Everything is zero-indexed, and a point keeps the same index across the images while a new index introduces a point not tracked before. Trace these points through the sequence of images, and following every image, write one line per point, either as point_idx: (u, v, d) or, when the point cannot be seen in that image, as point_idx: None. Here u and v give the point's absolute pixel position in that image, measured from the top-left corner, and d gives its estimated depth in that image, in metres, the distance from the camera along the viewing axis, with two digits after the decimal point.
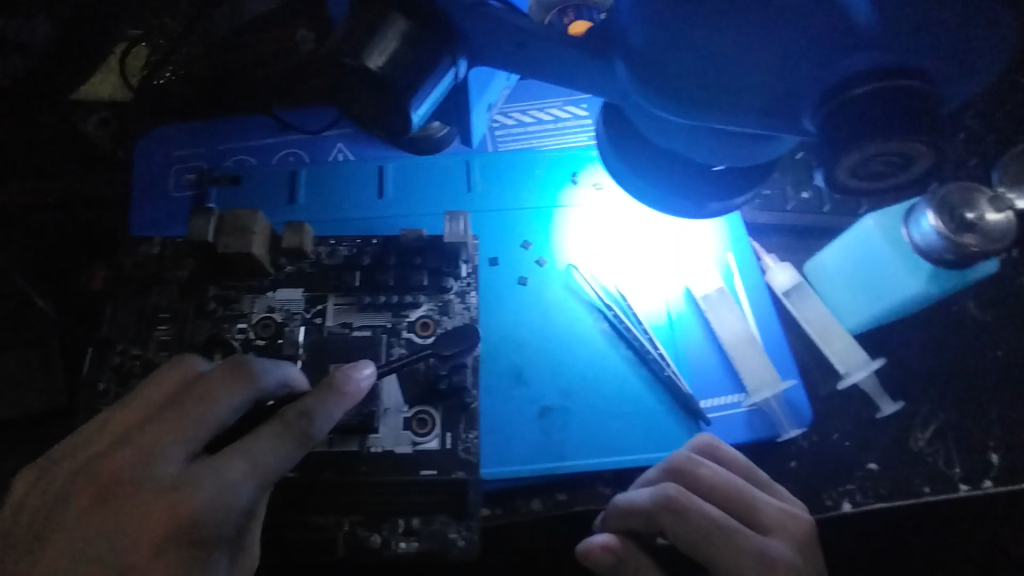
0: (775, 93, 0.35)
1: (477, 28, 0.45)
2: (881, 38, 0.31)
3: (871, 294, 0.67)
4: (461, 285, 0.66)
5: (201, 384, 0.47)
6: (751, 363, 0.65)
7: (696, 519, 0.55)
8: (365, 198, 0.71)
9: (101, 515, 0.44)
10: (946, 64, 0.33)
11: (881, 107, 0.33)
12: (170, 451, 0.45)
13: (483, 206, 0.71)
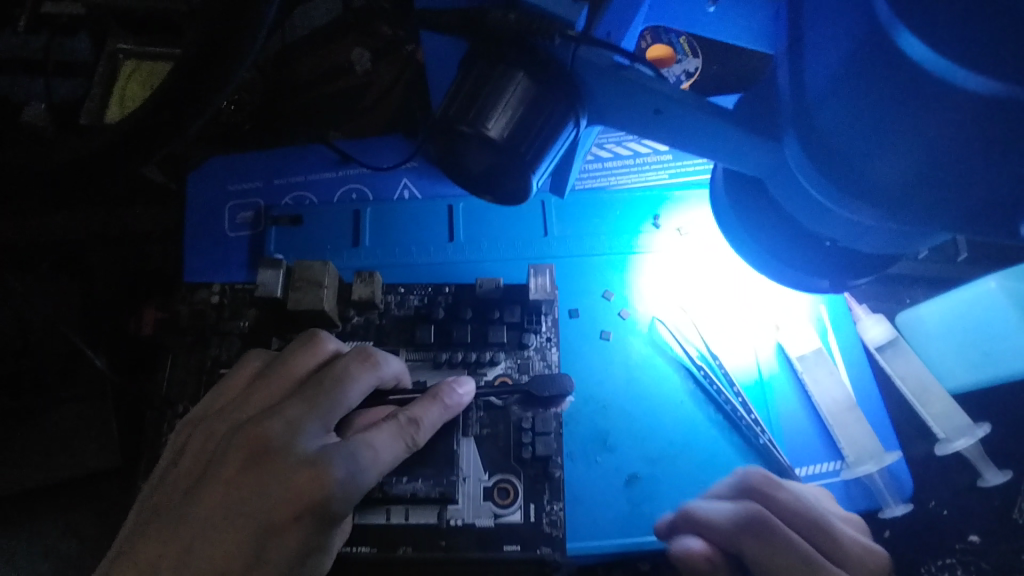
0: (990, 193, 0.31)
1: (607, 88, 0.41)
2: None
3: (981, 356, 0.64)
4: (541, 340, 0.62)
5: (337, 363, 0.44)
6: (851, 431, 0.61)
7: (785, 552, 0.52)
8: (434, 241, 0.67)
9: (247, 478, 0.39)
10: None
11: None
12: (310, 427, 0.41)
13: (561, 252, 0.67)
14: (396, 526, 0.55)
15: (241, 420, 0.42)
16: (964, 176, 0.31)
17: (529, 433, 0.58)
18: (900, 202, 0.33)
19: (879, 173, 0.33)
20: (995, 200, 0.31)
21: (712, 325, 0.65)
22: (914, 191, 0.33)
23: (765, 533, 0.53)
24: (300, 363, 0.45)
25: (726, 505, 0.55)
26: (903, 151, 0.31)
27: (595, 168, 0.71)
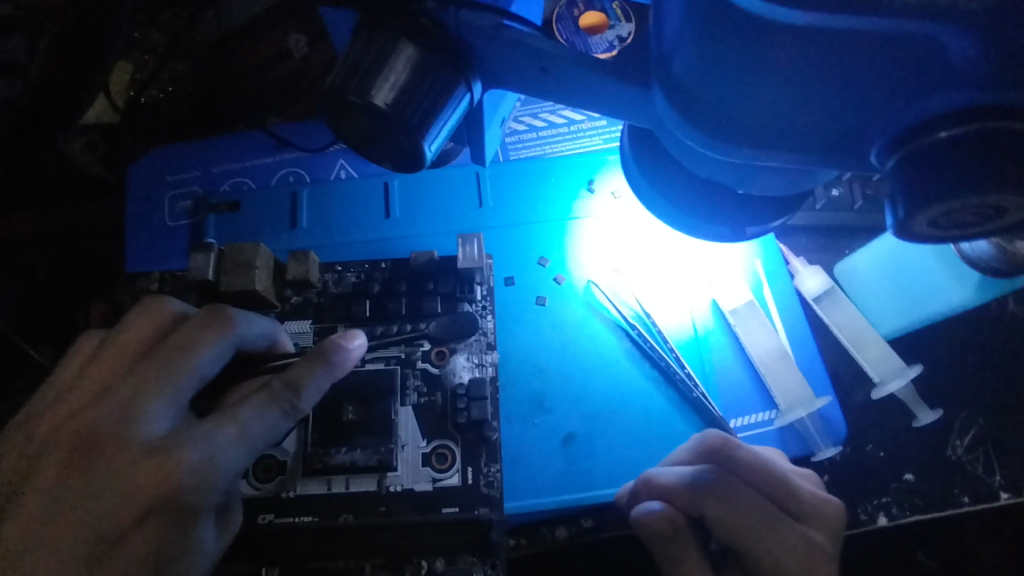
0: (840, 129, 0.32)
1: (494, 50, 0.42)
2: (976, 76, 0.28)
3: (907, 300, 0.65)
4: (477, 309, 0.63)
5: (178, 334, 0.44)
6: (783, 380, 0.62)
7: (741, 508, 0.53)
8: (371, 219, 0.68)
9: (80, 479, 0.40)
10: None
11: (964, 154, 0.30)
12: (153, 409, 0.42)
13: (496, 222, 0.68)
14: (336, 494, 0.57)
15: (70, 411, 0.43)
16: (817, 106, 0.31)
17: (463, 399, 0.60)
18: (767, 142, 0.34)
19: (743, 113, 0.33)
20: (850, 128, 0.32)
21: (646, 286, 0.66)
22: (781, 127, 0.33)
23: (725, 490, 0.53)
24: (136, 333, 0.46)
25: (686, 468, 0.55)
26: (756, 91, 0.32)
27: (531, 138, 0.72)
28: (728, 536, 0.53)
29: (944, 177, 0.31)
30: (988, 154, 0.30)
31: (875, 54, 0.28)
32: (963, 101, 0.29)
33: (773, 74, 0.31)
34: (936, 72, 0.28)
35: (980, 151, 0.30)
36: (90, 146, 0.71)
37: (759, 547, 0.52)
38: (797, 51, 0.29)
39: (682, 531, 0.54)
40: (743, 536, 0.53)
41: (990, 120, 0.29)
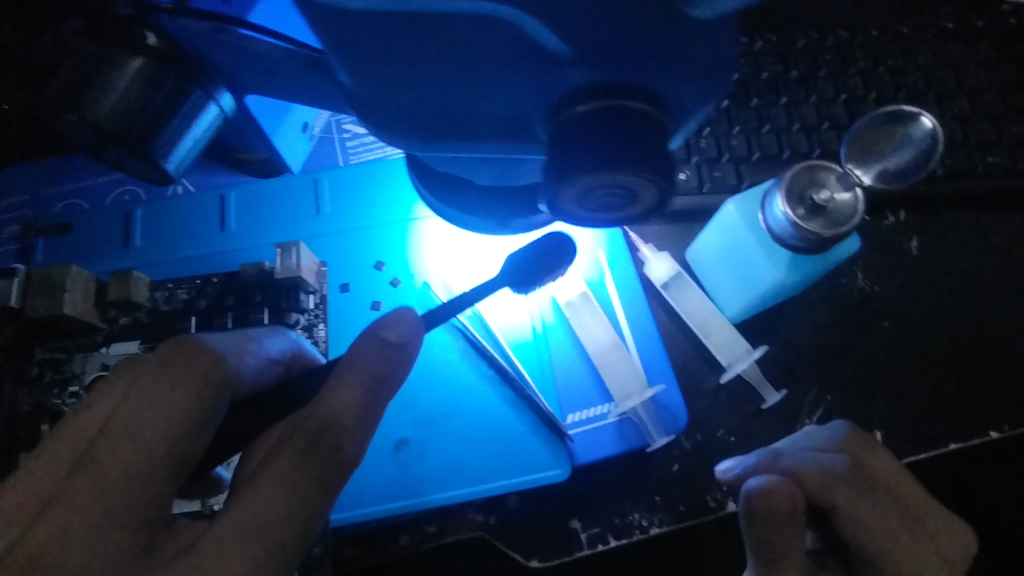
0: (497, 111, 0.34)
1: (223, 56, 0.44)
2: (584, 53, 0.31)
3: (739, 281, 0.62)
4: (309, 318, 0.63)
5: (133, 402, 0.40)
6: (617, 370, 0.61)
7: (878, 510, 0.53)
8: (205, 232, 0.66)
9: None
10: (655, 64, 0.32)
11: (602, 128, 0.33)
12: (111, 516, 0.37)
13: (332, 229, 0.66)
14: None
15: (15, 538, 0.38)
16: (462, 93, 0.33)
17: None
18: (437, 131, 0.35)
19: (406, 110, 0.34)
20: (505, 111, 0.34)
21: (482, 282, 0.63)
22: (445, 119, 0.35)
23: (860, 485, 0.54)
24: (92, 415, 0.41)
25: (833, 458, 0.55)
26: (405, 85, 0.33)
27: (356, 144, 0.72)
28: (849, 531, 0.53)
29: (586, 155, 0.34)
30: (615, 132, 0.33)
31: (484, 43, 0.30)
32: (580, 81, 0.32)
33: (413, 67, 0.32)
34: (542, 59, 0.31)
35: (608, 128, 0.33)
36: None
37: (874, 540, 0.53)
38: (415, 45, 0.31)
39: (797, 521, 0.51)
40: (867, 534, 0.53)
41: (609, 99, 0.33)
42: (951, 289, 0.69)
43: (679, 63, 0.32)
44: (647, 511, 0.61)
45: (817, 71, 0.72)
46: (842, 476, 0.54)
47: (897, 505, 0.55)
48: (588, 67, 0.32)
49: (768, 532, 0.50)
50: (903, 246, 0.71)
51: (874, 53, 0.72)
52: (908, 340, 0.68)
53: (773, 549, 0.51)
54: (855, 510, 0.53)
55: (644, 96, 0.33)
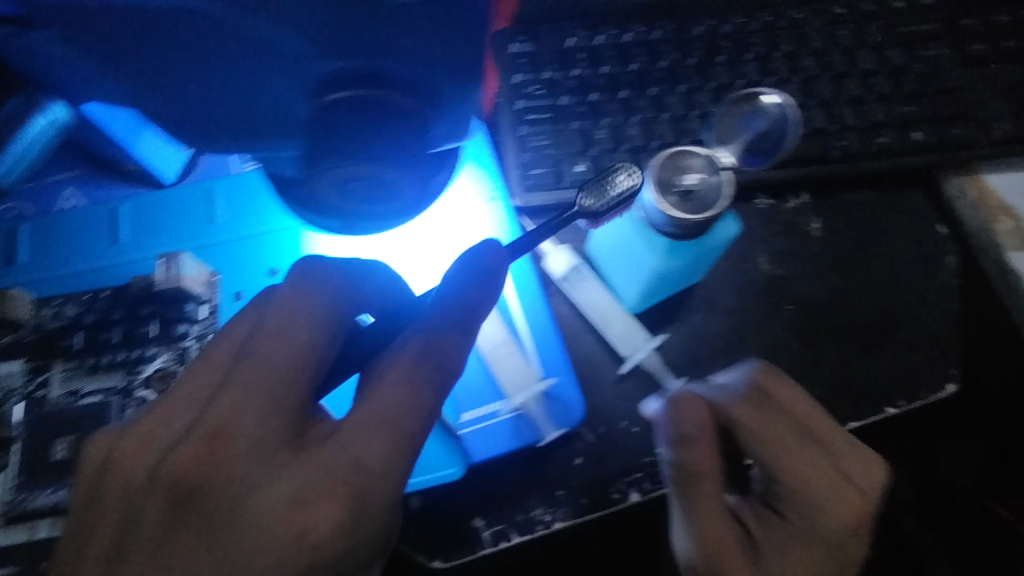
0: (251, 104, 0.37)
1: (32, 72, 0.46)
2: (314, 43, 0.33)
3: (631, 269, 0.61)
4: (200, 328, 0.61)
5: (274, 315, 0.43)
6: (509, 366, 0.62)
7: (781, 424, 0.55)
8: (95, 247, 0.65)
9: (187, 534, 0.39)
10: (388, 60, 0.34)
11: (350, 114, 0.37)
12: (253, 419, 0.41)
13: (226, 237, 0.65)
14: (40, 540, 0.54)
15: (170, 442, 0.42)
16: (223, 87, 0.36)
17: None
18: (214, 120, 0.38)
19: (181, 105, 0.37)
20: (271, 100, 0.37)
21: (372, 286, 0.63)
22: (210, 111, 0.38)
23: (761, 402, 0.55)
24: (223, 344, 0.44)
25: (737, 381, 0.57)
26: (154, 83, 0.35)
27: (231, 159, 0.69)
28: (760, 452, 0.55)
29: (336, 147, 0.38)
30: (370, 118, 0.37)
31: (225, 44, 0.33)
32: (324, 71, 0.35)
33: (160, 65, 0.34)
34: (278, 54, 0.33)
35: (363, 115, 0.37)
36: None
37: (782, 460, 0.55)
38: (161, 44, 0.33)
39: (698, 437, 0.54)
40: (766, 449, 0.55)
41: (356, 89, 0.36)
42: (850, 268, 0.70)
43: (416, 54, 0.34)
44: (550, 506, 0.59)
45: (714, 57, 0.71)
46: (730, 403, 0.55)
47: (799, 424, 0.56)
48: (329, 58, 0.34)
49: (679, 455, 0.54)
50: (806, 228, 0.71)
51: (768, 39, 0.72)
52: (813, 321, 0.68)
53: (685, 471, 0.54)
54: (748, 427, 0.55)
55: (393, 87, 0.36)
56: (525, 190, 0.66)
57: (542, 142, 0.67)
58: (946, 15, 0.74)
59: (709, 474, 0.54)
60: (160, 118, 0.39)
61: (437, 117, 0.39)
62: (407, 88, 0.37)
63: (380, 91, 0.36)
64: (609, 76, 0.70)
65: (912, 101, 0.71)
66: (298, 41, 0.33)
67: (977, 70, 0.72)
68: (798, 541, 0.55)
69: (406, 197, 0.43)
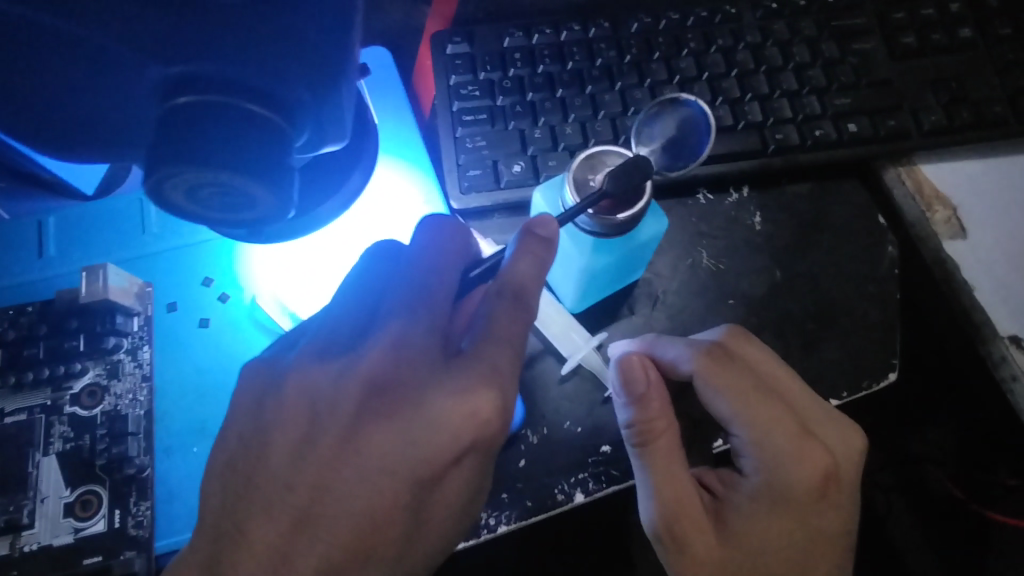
0: (104, 107, 0.34)
1: None
2: (149, 41, 0.30)
3: (563, 268, 0.62)
4: (133, 341, 0.61)
5: (410, 267, 0.48)
6: None
7: (743, 377, 0.56)
8: (22, 261, 0.63)
9: (383, 422, 0.44)
10: (234, 59, 0.32)
11: (195, 122, 0.33)
12: (407, 355, 0.45)
13: (159, 248, 0.64)
14: None
15: (319, 389, 0.45)
16: (70, 100, 0.34)
17: (104, 439, 0.56)
18: (76, 134, 0.36)
19: (40, 114, 0.35)
20: (124, 111, 0.35)
21: (304, 295, 0.62)
22: (66, 118, 0.35)
23: (726, 358, 0.56)
24: (358, 297, 0.48)
25: (703, 339, 0.58)
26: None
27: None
28: (722, 408, 0.56)
29: (174, 153, 0.33)
30: (212, 126, 0.33)
31: (63, 51, 0.30)
32: (159, 74, 0.32)
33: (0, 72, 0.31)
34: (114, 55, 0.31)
35: (204, 123, 0.33)
36: None
37: (743, 416, 0.55)
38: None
39: (654, 395, 0.55)
40: (730, 405, 0.55)
41: (194, 92, 0.32)
42: (794, 261, 0.70)
43: (262, 52, 0.31)
44: (494, 510, 0.58)
45: (651, 54, 0.72)
46: (693, 358, 0.57)
47: (761, 380, 0.56)
48: (162, 62, 0.32)
49: (636, 411, 0.55)
50: (748, 221, 0.72)
51: (703, 36, 0.73)
52: (756, 313, 0.68)
53: (638, 427, 0.55)
54: (709, 380, 0.56)
55: (240, 92, 0.33)
56: (462, 193, 0.66)
57: (478, 143, 0.67)
58: (875, 9, 0.76)
59: (663, 430, 0.55)
60: (19, 130, 0.36)
61: (302, 121, 0.36)
62: (260, 94, 0.34)
63: (231, 96, 0.33)
64: (546, 75, 0.71)
65: (847, 93, 0.72)
66: (122, 48, 0.31)
67: (906, 62, 0.74)
68: (744, 527, 0.55)
69: (270, 211, 0.38)
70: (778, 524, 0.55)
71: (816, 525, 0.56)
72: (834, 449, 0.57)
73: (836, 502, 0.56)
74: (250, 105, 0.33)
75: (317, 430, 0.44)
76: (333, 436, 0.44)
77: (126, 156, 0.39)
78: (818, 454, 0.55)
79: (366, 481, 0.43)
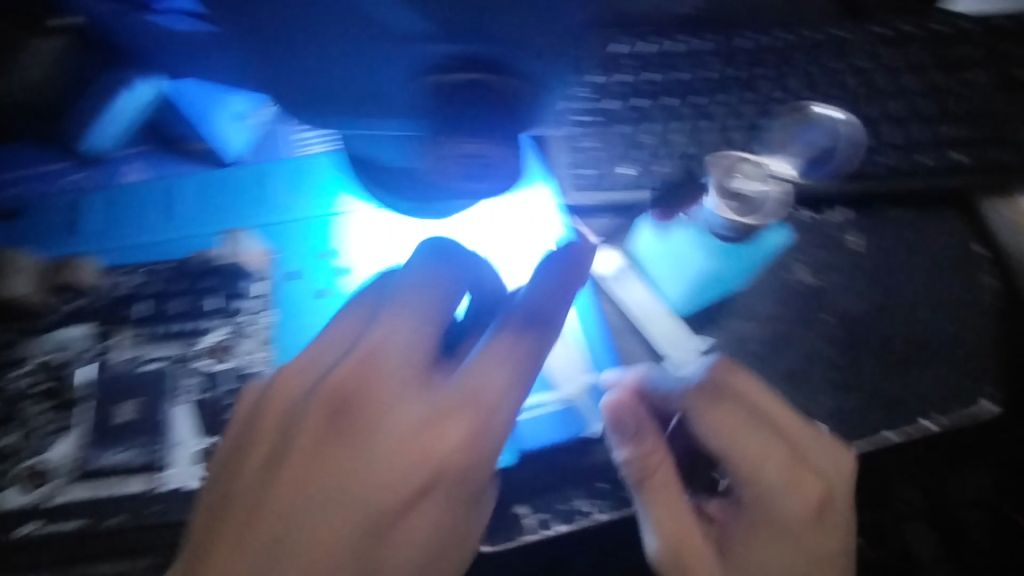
0: (372, 88, 0.38)
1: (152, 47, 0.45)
2: (437, 21, 0.34)
3: (679, 276, 0.64)
4: (254, 305, 0.63)
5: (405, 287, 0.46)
6: (558, 358, 0.63)
7: (734, 415, 0.53)
8: (157, 221, 0.67)
9: (341, 444, 0.43)
10: (508, 33, 0.34)
11: (461, 96, 0.37)
12: (390, 372, 0.44)
13: (276, 220, 0.67)
14: (102, 497, 0.55)
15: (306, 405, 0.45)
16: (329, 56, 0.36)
17: (232, 394, 0.59)
18: (318, 96, 0.39)
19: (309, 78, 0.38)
20: (372, 77, 0.37)
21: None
22: (333, 90, 0.39)
23: (717, 395, 0.54)
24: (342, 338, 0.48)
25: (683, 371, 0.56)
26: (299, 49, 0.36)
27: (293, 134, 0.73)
28: (718, 447, 0.54)
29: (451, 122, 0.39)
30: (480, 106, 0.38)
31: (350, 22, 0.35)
32: (442, 54, 0.35)
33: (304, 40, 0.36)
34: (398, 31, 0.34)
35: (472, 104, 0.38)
36: None
37: (738, 453, 0.53)
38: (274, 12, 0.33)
39: (647, 430, 0.55)
40: (724, 441, 0.53)
41: (470, 73, 0.36)
42: (893, 283, 0.70)
43: (524, 32, 0.34)
44: (595, 498, 0.58)
45: (758, 71, 0.75)
46: (686, 394, 0.54)
47: (761, 416, 0.53)
48: (450, 40, 0.35)
49: (627, 450, 0.55)
50: (846, 241, 0.72)
51: (812, 56, 0.76)
52: (855, 331, 0.68)
53: (638, 463, 0.54)
54: (704, 418, 0.53)
55: (509, 76, 0.36)
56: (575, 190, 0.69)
57: (589, 144, 0.71)
58: (985, 41, 0.77)
59: (659, 464, 0.54)
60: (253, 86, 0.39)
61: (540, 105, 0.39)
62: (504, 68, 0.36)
63: (490, 74, 0.36)
64: (652, 84, 0.74)
65: (950, 122, 0.74)
66: (415, 19, 0.34)
67: (1014, 95, 0.75)
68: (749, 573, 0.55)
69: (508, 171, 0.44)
70: (774, 551, 0.54)
71: (816, 554, 0.55)
72: (833, 477, 0.54)
73: (850, 522, 0.56)
74: (509, 80, 0.36)
75: (299, 471, 0.43)
76: (324, 516, 0.42)
77: (349, 122, 0.42)
78: (813, 484, 0.53)
79: (338, 553, 0.42)
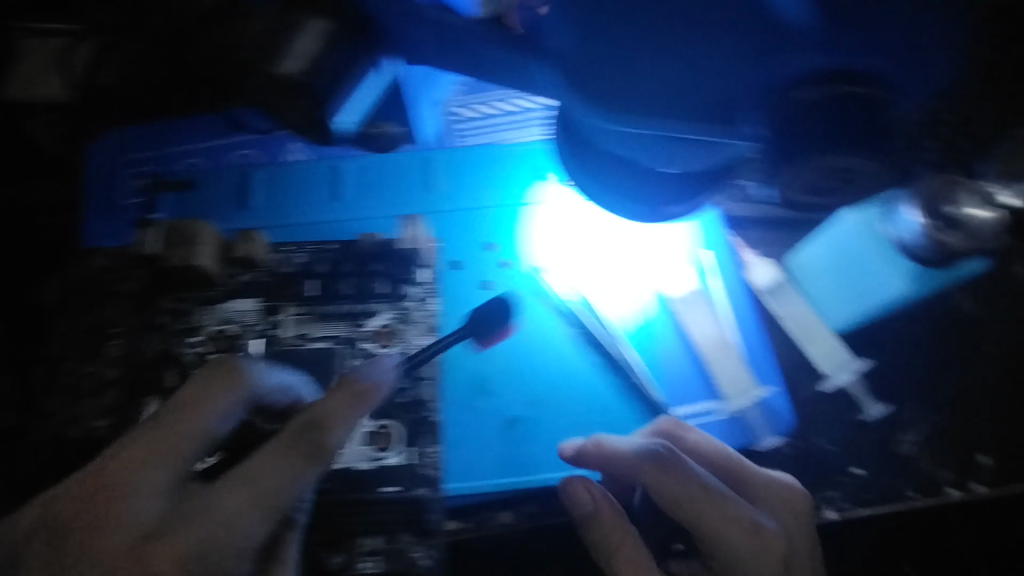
0: (709, 96, 0.40)
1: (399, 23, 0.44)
2: (819, 34, 0.37)
3: (857, 292, 0.65)
4: (421, 292, 0.64)
5: (189, 389, 0.50)
6: (727, 369, 0.62)
7: (686, 483, 0.54)
8: (322, 200, 0.68)
9: (169, 536, 0.46)
10: (887, 54, 0.38)
11: (827, 108, 0.39)
12: (155, 476, 0.47)
13: (444, 208, 0.67)
14: None
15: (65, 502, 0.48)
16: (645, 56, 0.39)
17: (405, 380, 0.61)
18: (637, 104, 0.41)
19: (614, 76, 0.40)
20: (723, 92, 0.40)
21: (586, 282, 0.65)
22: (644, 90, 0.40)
23: (670, 462, 0.54)
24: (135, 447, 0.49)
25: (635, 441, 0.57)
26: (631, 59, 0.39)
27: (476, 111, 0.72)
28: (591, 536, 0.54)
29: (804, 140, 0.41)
30: (849, 118, 0.40)
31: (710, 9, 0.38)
32: (817, 67, 0.38)
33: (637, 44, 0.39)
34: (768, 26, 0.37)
35: (825, 118, 0.40)
36: (46, 123, 0.70)
37: (698, 520, 0.54)
38: None
39: (604, 509, 0.54)
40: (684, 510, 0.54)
41: (836, 88, 0.39)
42: None
43: (906, 55, 0.38)
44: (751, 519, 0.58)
45: None
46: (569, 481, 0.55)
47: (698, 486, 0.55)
48: (827, 57, 0.38)
49: (595, 535, 0.54)
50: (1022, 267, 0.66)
51: None
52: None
53: (599, 545, 0.54)
54: (583, 506, 0.54)
55: (880, 89, 0.39)
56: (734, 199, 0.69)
57: None
58: None
59: (619, 544, 0.54)
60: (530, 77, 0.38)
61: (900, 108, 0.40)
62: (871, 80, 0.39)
63: (860, 90, 0.39)
64: None
65: None
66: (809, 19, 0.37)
67: None
68: None
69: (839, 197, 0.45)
70: None
71: None
72: (786, 521, 0.55)
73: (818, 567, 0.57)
74: (879, 99, 0.39)
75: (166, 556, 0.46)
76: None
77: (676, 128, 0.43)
78: (774, 539, 0.54)
79: None
